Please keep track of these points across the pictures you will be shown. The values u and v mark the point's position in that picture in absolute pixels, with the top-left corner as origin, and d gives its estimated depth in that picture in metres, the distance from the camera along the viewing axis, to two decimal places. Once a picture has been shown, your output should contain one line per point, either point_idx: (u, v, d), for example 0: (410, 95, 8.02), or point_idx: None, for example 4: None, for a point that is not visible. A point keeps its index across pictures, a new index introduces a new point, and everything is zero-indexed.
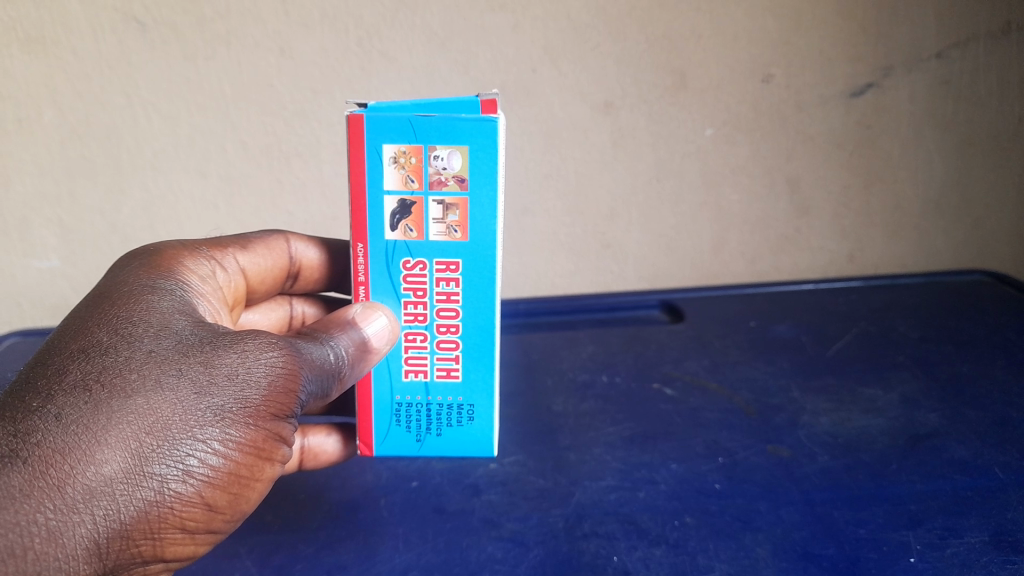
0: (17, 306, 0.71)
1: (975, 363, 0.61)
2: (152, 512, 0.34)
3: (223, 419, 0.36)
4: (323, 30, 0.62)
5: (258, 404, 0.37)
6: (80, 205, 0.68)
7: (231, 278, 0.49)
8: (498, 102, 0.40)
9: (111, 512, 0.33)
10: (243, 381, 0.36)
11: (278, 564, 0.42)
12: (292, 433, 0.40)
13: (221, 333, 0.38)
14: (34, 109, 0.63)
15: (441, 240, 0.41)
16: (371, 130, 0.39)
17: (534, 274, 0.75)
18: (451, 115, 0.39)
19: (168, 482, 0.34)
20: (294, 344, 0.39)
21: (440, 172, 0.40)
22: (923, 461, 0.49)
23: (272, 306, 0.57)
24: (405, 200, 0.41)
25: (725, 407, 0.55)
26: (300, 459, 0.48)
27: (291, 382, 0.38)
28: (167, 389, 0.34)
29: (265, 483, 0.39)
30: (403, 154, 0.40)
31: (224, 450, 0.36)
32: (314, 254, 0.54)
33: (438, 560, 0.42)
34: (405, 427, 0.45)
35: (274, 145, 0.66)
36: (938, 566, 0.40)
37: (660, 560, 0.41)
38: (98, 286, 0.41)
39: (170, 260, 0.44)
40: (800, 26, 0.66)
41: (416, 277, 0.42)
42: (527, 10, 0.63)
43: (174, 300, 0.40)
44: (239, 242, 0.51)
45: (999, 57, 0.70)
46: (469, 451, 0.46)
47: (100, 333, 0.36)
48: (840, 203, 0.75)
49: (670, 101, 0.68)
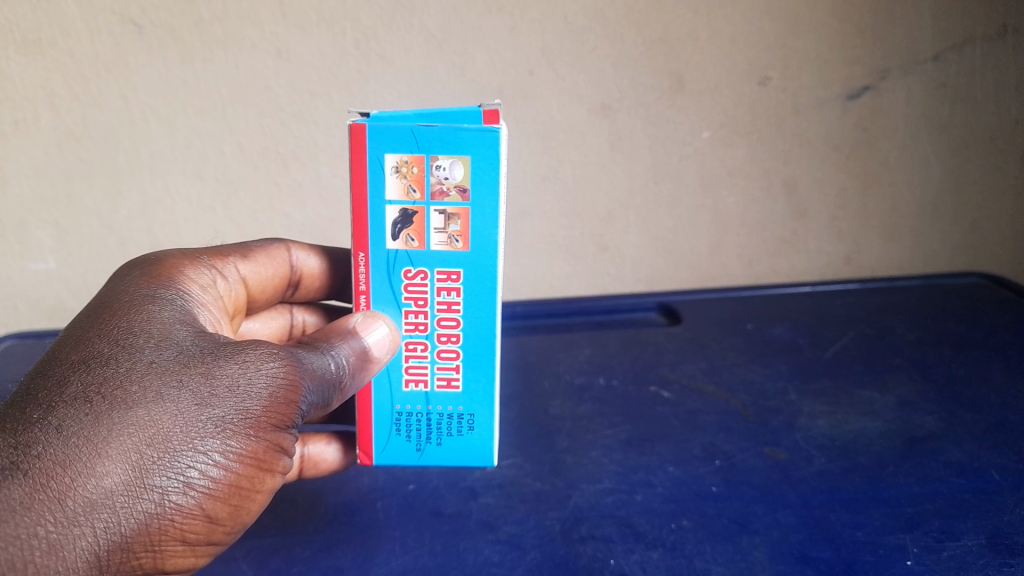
0: (14, 308, 0.71)
1: (972, 366, 0.61)
2: (153, 524, 0.34)
3: (224, 431, 0.36)
4: (321, 32, 0.62)
5: (259, 415, 0.37)
6: (78, 208, 0.67)
7: (231, 287, 0.49)
8: (500, 112, 0.40)
9: (111, 525, 0.32)
10: (245, 393, 0.36)
11: (275, 567, 0.42)
12: (293, 443, 0.40)
13: (222, 343, 0.38)
14: (31, 111, 0.63)
15: (442, 250, 0.41)
16: (373, 140, 0.39)
17: (532, 277, 0.75)
18: (453, 125, 0.39)
19: (169, 495, 0.34)
20: (296, 354, 0.39)
21: (442, 182, 0.40)
22: (920, 463, 0.49)
23: (273, 314, 0.57)
24: (407, 210, 0.41)
25: (722, 409, 0.55)
26: (300, 469, 0.47)
27: (292, 393, 0.38)
28: (168, 401, 0.34)
29: (265, 494, 0.39)
30: (405, 163, 0.40)
31: (225, 461, 0.36)
32: (315, 263, 0.54)
33: (435, 563, 0.42)
34: (405, 437, 0.45)
35: (272, 147, 0.66)
36: (935, 568, 0.40)
37: (658, 563, 0.41)
38: (99, 296, 0.41)
39: (170, 269, 0.44)
40: (797, 29, 0.66)
41: (417, 287, 0.42)
42: (525, 13, 0.63)
43: (174, 310, 0.40)
44: (240, 250, 0.51)
45: (996, 60, 0.70)
46: (470, 461, 0.45)
47: (102, 344, 0.36)
48: (838, 206, 0.75)
49: (668, 103, 0.68)
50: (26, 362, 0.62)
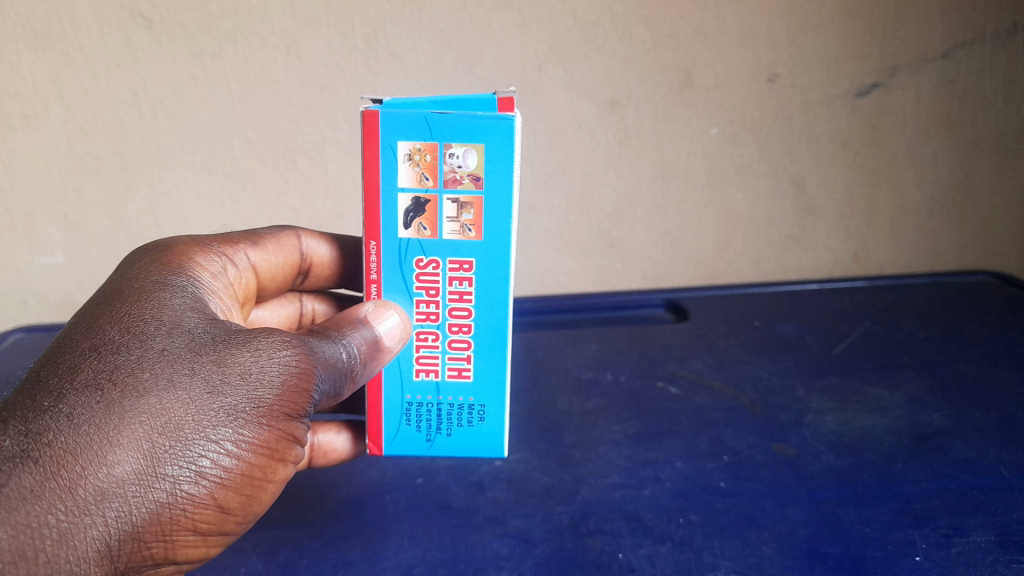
0: (22, 302, 0.72)
1: (980, 363, 0.60)
2: (165, 514, 0.34)
3: (236, 419, 0.36)
4: (330, 28, 0.62)
5: (271, 404, 0.37)
6: (86, 202, 0.68)
7: (242, 275, 0.49)
8: (514, 99, 0.40)
9: (123, 514, 0.33)
10: (257, 381, 0.37)
11: (284, 559, 0.42)
12: (306, 433, 0.40)
13: (234, 331, 0.38)
14: (41, 106, 0.63)
15: (455, 239, 0.41)
16: (386, 128, 0.39)
17: (539, 274, 0.75)
18: (467, 113, 0.39)
19: (180, 483, 0.34)
20: (308, 343, 0.40)
21: (455, 170, 0.40)
22: (929, 460, 0.49)
23: (282, 303, 0.57)
24: (419, 198, 0.41)
25: (730, 406, 0.55)
26: (310, 458, 0.48)
27: (304, 382, 0.38)
28: (180, 389, 0.35)
29: (277, 484, 0.39)
30: (418, 151, 0.40)
31: (237, 451, 0.36)
32: (325, 251, 0.54)
33: (443, 556, 0.42)
34: (415, 428, 0.45)
35: (281, 142, 0.66)
36: (944, 565, 0.40)
37: (666, 558, 0.41)
38: (109, 282, 0.41)
39: (180, 256, 0.44)
40: (807, 26, 0.66)
41: (429, 276, 0.42)
42: (533, 9, 0.63)
43: (186, 297, 0.40)
44: (250, 238, 0.51)
45: (1005, 57, 0.70)
46: (480, 452, 0.46)
47: (112, 331, 0.36)
48: (845, 203, 0.75)
49: (676, 100, 0.68)
50: (34, 355, 0.62)
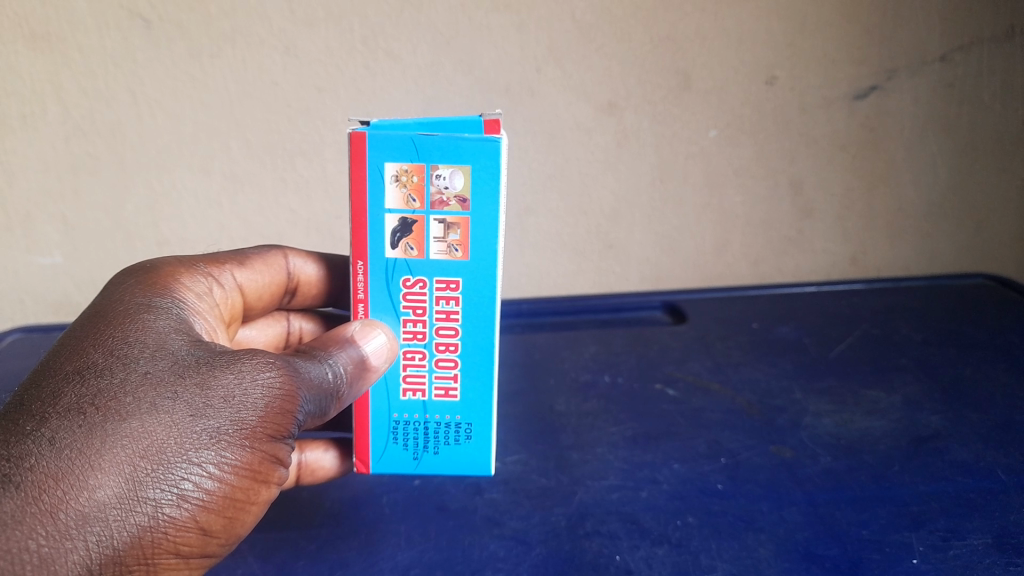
0: (19, 302, 0.72)
1: (977, 366, 0.61)
2: (147, 537, 0.34)
3: (219, 442, 0.36)
4: (329, 29, 0.62)
5: (254, 426, 0.37)
6: (84, 202, 0.68)
7: (228, 294, 0.49)
8: (501, 121, 0.40)
9: (104, 538, 0.32)
10: (240, 404, 0.37)
11: (281, 561, 0.42)
12: (289, 454, 0.40)
13: (219, 353, 0.38)
14: (39, 105, 0.63)
15: (442, 259, 0.41)
16: (373, 149, 0.39)
17: (536, 275, 0.75)
18: (453, 134, 0.39)
19: (162, 507, 0.34)
20: (293, 363, 0.40)
21: (442, 192, 0.40)
22: (926, 462, 0.49)
23: (270, 322, 0.57)
24: (406, 219, 0.41)
25: (728, 407, 0.55)
26: (298, 475, 0.47)
27: (288, 403, 0.38)
28: (162, 412, 0.34)
29: (261, 506, 0.39)
30: (405, 172, 0.40)
31: (219, 473, 0.36)
32: (313, 270, 0.54)
33: (440, 558, 0.42)
34: (402, 446, 0.45)
35: (279, 143, 0.66)
36: (941, 567, 0.40)
37: (664, 560, 0.41)
38: (94, 305, 0.41)
39: (166, 277, 0.44)
40: (805, 29, 0.66)
41: (416, 296, 0.42)
42: (533, 11, 0.63)
43: (170, 319, 0.40)
44: (237, 258, 0.51)
45: (1002, 61, 0.70)
46: (467, 470, 0.46)
47: (96, 354, 0.36)
48: (843, 206, 0.75)
49: (674, 102, 0.68)
50: (30, 355, 0.62)
